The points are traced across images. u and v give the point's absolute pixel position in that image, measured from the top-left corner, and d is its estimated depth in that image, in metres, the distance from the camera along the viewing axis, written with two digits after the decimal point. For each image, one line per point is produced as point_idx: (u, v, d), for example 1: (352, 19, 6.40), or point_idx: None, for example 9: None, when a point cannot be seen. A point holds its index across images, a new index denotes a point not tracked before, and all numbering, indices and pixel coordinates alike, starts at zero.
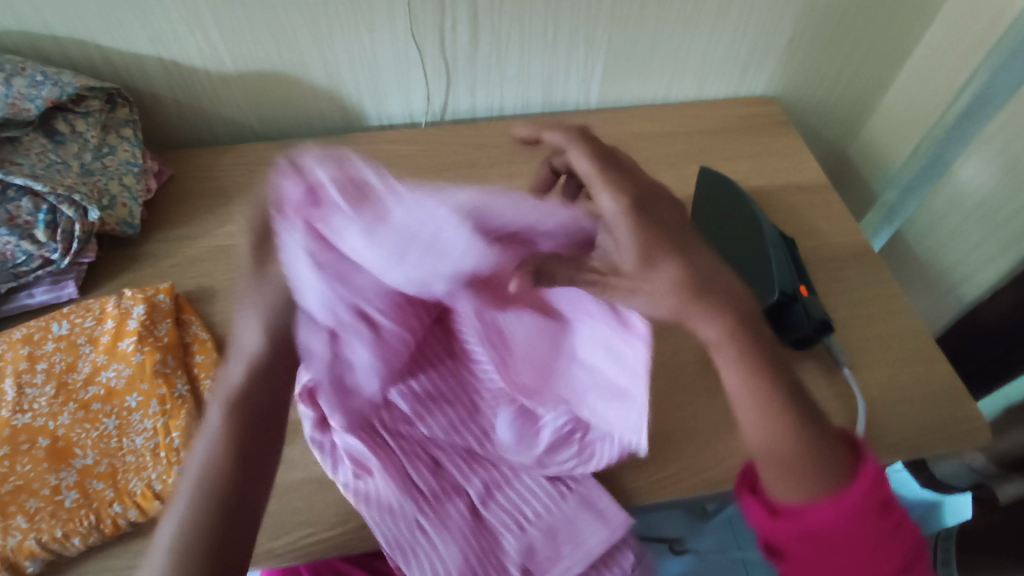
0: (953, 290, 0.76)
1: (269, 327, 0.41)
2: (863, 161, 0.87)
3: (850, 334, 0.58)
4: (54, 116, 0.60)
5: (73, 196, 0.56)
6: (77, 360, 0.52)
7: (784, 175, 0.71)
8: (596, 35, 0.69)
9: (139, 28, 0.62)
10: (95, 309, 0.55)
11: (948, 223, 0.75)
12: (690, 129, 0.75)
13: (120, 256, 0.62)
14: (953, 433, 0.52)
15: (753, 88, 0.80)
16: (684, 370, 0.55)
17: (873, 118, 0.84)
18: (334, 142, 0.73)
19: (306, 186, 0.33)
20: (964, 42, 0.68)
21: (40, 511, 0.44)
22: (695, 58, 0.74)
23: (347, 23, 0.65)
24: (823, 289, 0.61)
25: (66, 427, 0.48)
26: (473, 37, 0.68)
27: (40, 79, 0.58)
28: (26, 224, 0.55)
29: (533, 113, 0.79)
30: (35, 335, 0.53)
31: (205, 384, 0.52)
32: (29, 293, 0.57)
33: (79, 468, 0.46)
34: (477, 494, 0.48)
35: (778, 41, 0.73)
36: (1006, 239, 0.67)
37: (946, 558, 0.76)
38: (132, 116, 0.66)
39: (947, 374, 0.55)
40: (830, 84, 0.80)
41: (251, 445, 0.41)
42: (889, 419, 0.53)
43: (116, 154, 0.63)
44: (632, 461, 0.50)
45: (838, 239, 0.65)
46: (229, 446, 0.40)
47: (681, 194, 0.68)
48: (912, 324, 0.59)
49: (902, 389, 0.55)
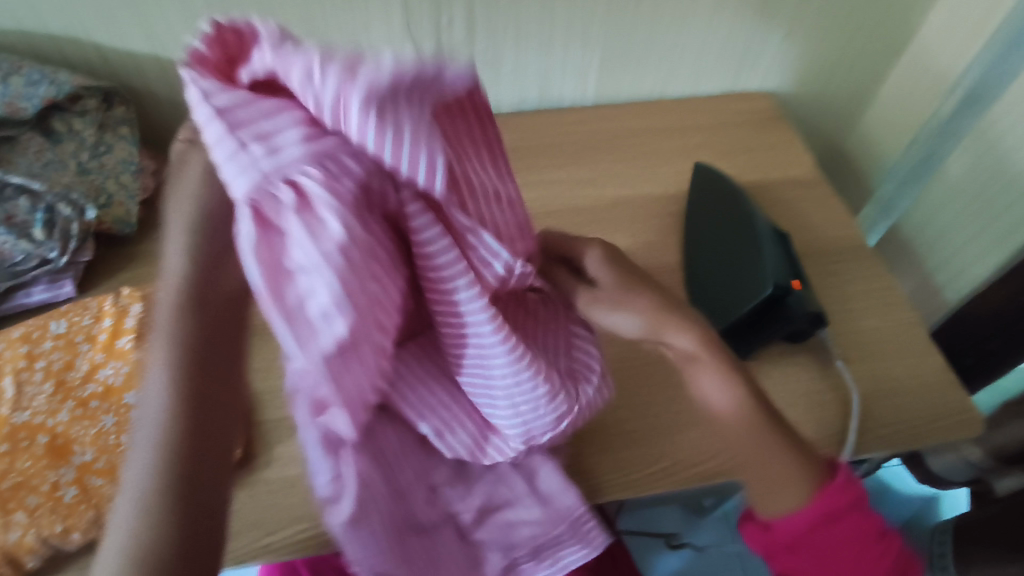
0: (951, 283, 0.76)
1: (192, 249, 0.36)
2: (859, 156, 0.88)
3: (844, 328, 0.58)
4: (51, 116, 0.61)
5: (70, 195, 0.57)
6: (76, 358, 0.52)
7: (779, 170, 0.71)
8: (592, 30, 0.69)
9: (136, 27, 0.63)
10: (93, 307, 0.56)
11: (944, 216, 0.75)
12: (686, 124, 0.75)
13: (118, 255, 0.63)
14: (947, 423, 0.53)
15: (749, 84, 0.80)
16: (679, 364, 0.55)
17: (869, 112, 0.85)
18: None
19: (222, 48, 0.30)
20: (959, 36, 0.68)
21: (40, 507, 0.44)
22: (690, 54, 0.74)
23: (342, 20, 0.65)
24: (817, 283, 0.61)
25: (65, 424, 0.49)
26: (469, 34, 0.68)
27: (37, 78, 0.59)
28: (23, 223, 0.56)
29: (530, 110, 0.79)
30: (34, 333, 0.53)
31: None
32: (28, 292, 0.57)
33: (78, 465, 0.47)
34: (469, 517, 0.46)
35: (773, 36, 0.73)
36: (1000, 232, 0.67)
37: (943, 552, 0.76)
38: (128, 114, 0.65)
39: (940, 367, 0.56)
40: (825, 78, 0.80)
41: (202, 408, 0.34)
42: (883, 412, 0.53)
43: (112, 154, 0.62)
44: (626, 455, 0.51)
45: (833, 233, 0.65)
46: (177, 409, 0.34)
47: (676, 189, 0.68)
48: (906, 317, 0.59)
49: (895, 382, 0.55)
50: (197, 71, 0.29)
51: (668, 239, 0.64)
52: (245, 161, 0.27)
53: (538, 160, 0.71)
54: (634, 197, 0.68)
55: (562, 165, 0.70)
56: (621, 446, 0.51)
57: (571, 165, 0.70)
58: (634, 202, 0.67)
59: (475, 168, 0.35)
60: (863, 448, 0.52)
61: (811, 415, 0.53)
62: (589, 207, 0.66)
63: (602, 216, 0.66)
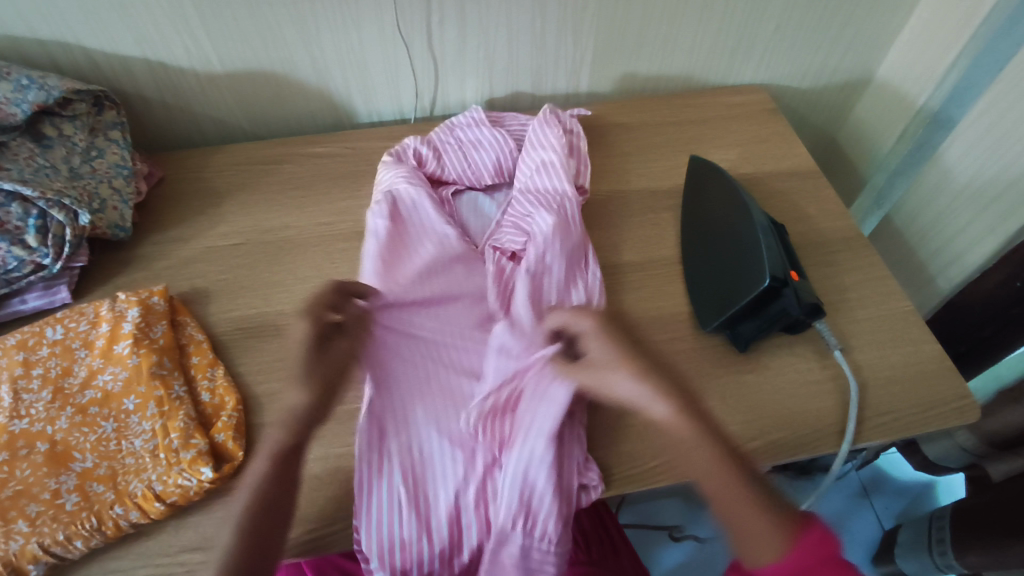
0: (943, 271, 0.76)
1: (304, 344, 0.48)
2: (852, 145, 0.88)
3: (841, 318, 0.59)
4: (42, 121, 0.60)
5: (64, 200, 0.56)
6: (74, 364, 0.52)
7: (773, 162, 0.71)
8: (584, 26, 0.70)
9: (124, 29, 0.62)
10: (89, 313, 0.55)
11: (935, 204, 0.75)
12: (679, 118, 0.75)
13: (112, 260, 0.62)
14: (943, 411, 0.53)
15: (741, 75, 0.80)
16: (678, 356, 0.56)
17: (861, 102, 0.85)
18: (324, 140, 0.73)
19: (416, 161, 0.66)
20: (949, 25, 0.69)
21: (42, 515, 0.44)
22: (682, 47, 0.75)
23: (331, 18, 0.64)
24: (813, 274, 0.62)
25: (64, 432, 0.48)
26: (461, 31, 0.68)
27: (26, 83, 0.58)
28: (16, 230, 0.55)
29: (523, 105, 0.79)
30: (30, 341, 0.53)
31: (203, 384, 0.52)
32: (22, 299, 0.57)
33: (79, 472, 0.47)
34: (462, 491, 0.47)
35: (764, 28, 0.74)
36: (992, 221, 0.68)
37: (942, 536, 0.76)
38: (120, 118, 0.66)
39: (936, 354, 0.56)
40: (817, 70, 0.80)
41: (294, 459, 0.45)
42: (880, 400, 0.54)
43: (104, 158, 0.63)
44: (624, 450, 0.51)
45: (828, 223, 0.66)
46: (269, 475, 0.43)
47: (671, 182, 0.69)
48: (902, 306, 0.59)
49: (892, 370, 0.55)
50: (393, 157, 0.67)
51: (664, 233, 0.64)
52: (387, 180, 0.63)
53: None
54: (628, 192, 0.68)
55: None
56: (620, 442, 0.51)
57: None
58: (630, 196, 0.68)
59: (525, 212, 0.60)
60: (861, 438, 0.52)
61: (809, 404, 0.53)
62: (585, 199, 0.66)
63: (596, 213, 0.66)
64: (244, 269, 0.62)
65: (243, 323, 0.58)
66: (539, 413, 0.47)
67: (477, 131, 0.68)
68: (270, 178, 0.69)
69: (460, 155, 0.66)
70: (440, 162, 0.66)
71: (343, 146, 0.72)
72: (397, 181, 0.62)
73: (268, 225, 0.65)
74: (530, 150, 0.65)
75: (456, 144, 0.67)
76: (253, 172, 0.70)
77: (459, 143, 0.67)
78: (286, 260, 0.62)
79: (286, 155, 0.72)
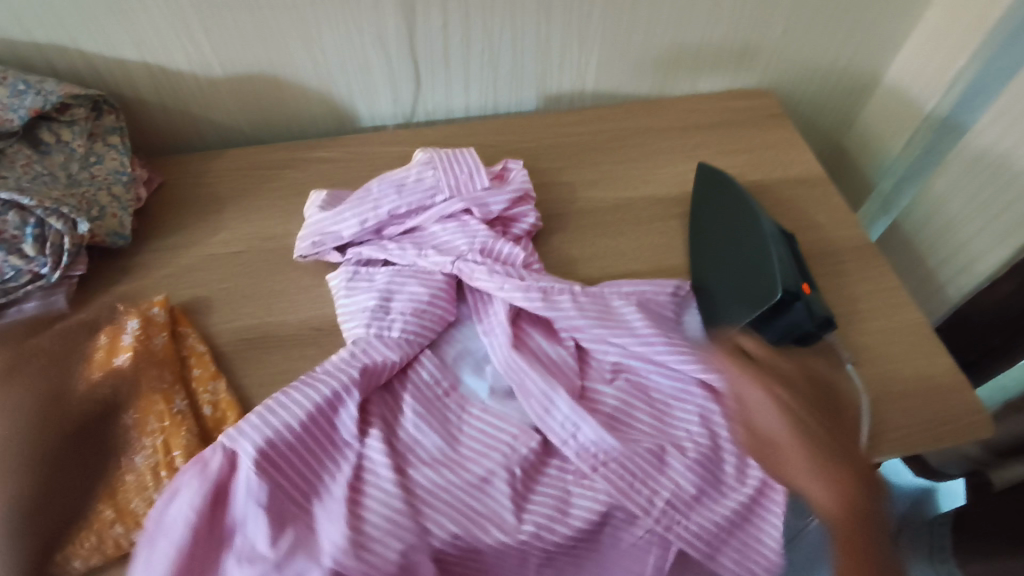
0: (953, 279, 0.75)
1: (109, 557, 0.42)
2: (859, 151, 0.88)
3: (853, 329, 0.58)
4: (39, 126, 0.59)
5: (62, 209, 0.55)
6: (74, 378, 0.51)
7: (781, 169, 0.70)
8: (591, 30, 0.69)
9: (122, 31, 0.61)
10: (88, 324, 0.54)
11: (945, 211, 0.74)
12: (686, 123, 0.75)
13: (112, 267, 0.61)
14: (957, 427, 0.52)
15: (747, 81, 0.79)
16: None
17: (868, 108, 0.84)
18: (326, 145, 0.72)
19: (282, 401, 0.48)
20: (960, 30, 0.68)
21: (40, 534, 0.43)
22: (690, 51, 0.74)
23: (335, 22, 0.63)
24: (823, 284, 0.61)
25: (64, 447, 0.47)
26: (465, 35, 0.67)
27: (23, 88, 0.57)
28: (13, 238, 0.53)
29: (527, 110, 0.78)
30: (28, 353, 0.51)
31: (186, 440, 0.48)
32: (20, 308, 0.56)
33: (79, 489, 0.46)
34: None
35: (773, 32, 0.73)
36: (1005, 229, 0.67)
37: (943, 544, 0.75)
38: (119, 123, 0.64)
39: (949, 367, 0.55)
40: (825, 75, 0.79)
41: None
42: (893, 415, 0.53)
43: (103, 164, 0.61)
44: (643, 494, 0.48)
45: (837, 232, 0.65)
46: None
47: (679, 190, 0.68)
48: (913, 317, 0.59)
49: (905, 384, 0.54)
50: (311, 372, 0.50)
51: (672, 241, 0.64)
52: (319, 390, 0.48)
53: (539, 164, 0.70)
54: (636, 199, 0.67)
55: (563, 168, 0.70)
56: None
57: (571, 167, 0.70)
58: (636, 204, 0.67)
59: (498, 244, 0.57)
60: (874, 453, 0.51)
61: None
62: (555, 204, 0.67)
63: (603, 220, 0.65)
64: (248, 277, 0.60)
65: (244, 335, 0.56)
66: (343, 212, 0.59)
67: (378, 278, 0.55)
68: (271, 184, 0.68)
69: (413, 315, 0.53)
70: (394, 351, 0.52)
71: (345, 151, 0.71)
72: (250, 510, 0.43)
73: (271, 232, 0.64)
74: (515, 210, 0.62)
75: (384, 339, 0.52)
76: (255, 178, 0.69)
77: (378, 328, 0.53)
78: (292, 267, 0.61)
79: (287, 160, 0.70)
